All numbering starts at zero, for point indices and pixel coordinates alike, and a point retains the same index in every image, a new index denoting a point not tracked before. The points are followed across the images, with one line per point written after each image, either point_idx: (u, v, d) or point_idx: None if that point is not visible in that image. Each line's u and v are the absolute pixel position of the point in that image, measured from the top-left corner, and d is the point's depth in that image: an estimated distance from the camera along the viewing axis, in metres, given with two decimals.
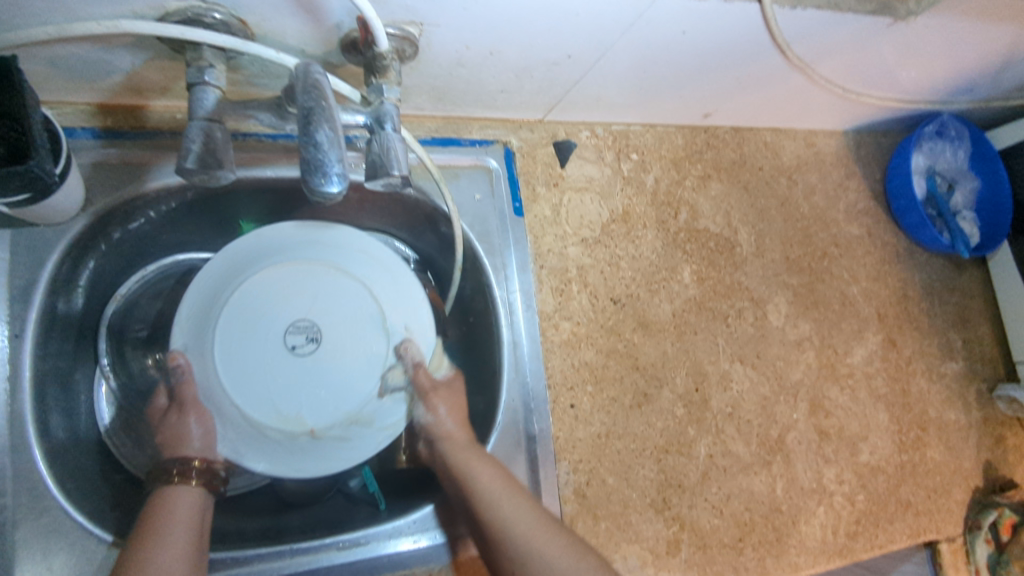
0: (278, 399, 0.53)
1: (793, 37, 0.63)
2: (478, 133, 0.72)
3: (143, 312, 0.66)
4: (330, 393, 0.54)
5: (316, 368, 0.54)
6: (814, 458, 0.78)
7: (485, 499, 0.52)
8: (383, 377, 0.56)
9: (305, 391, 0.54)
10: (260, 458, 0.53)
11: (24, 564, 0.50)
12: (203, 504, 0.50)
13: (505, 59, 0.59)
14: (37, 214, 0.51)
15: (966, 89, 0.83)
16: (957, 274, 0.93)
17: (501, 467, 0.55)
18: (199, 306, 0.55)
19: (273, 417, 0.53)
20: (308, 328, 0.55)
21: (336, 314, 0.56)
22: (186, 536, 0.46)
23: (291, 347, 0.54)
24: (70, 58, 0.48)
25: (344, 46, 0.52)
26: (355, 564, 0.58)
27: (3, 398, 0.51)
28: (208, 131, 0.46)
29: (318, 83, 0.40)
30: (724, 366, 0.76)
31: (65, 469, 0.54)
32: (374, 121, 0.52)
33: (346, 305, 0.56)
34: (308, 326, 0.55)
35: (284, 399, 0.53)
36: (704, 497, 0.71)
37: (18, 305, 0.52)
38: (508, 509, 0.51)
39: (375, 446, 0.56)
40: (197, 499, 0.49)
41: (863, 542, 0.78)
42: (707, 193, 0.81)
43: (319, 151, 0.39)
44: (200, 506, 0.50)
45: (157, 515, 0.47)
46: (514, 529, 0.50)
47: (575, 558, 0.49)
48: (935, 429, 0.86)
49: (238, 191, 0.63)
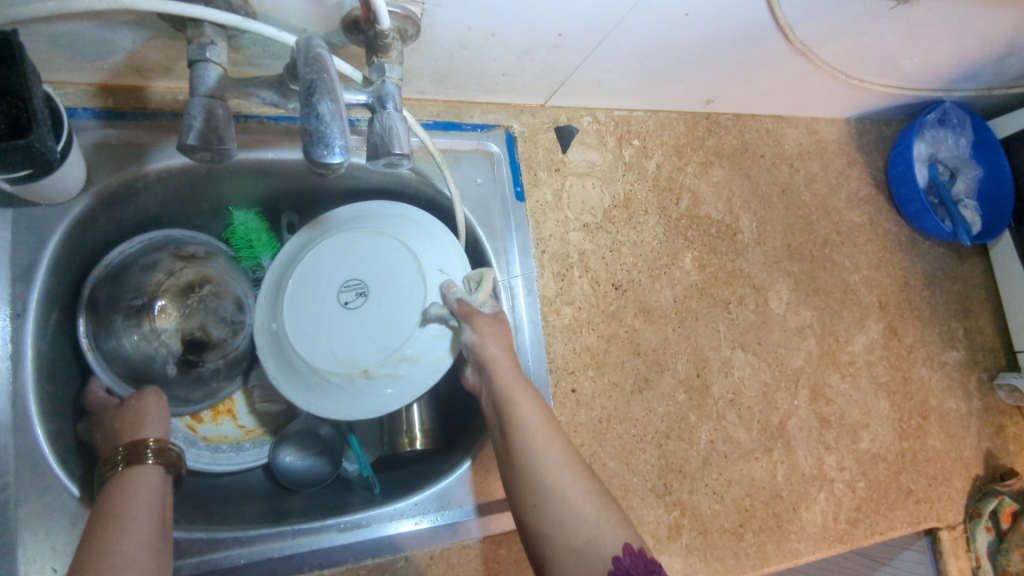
0: (336, 350, 0.55)
1: (796, 20, 0.63)
2: (479, 118, 0.72)
3: (138, 280, 0.61)
4: (386, 332, 0.55)
5: (365, 315, 0.55)
6: (815, 445, 0.78)
7: (518, 428, 0.50)
8: (427, 311, 0.56)
9: (359, 335, 0.55)
10: (333, 406, 0.56)
11: (26, 542, 0.50)
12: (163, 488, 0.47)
13: (507, 40, 0.58)
14: (39, 193, 0.51)
15: (969, 76, 0.83)
16: (959, 263, 0.93)
17: (543, 401, 0.52)
18: (268, 295, 0.59)
19: (334, 370, 0.54)
20: (357, 284, 0.56)
21: (373, 266, 0.57)
22: (150, 520, 0.43)
23: (343, 303, 0.56)
24: (72, 36, 0.48)
25: (346, 26, 0.51)
26: (355, 545, 0.58)
27: (5, 377, 0.51)
28: (210, 108, 0.46)
29: (321, 57, 0.40)
30: (725, 352, 0.76)
31: (67, 450, 0.54)
32: (375, 100, 0.52)
33: (385, 260, 0.57)
34: (357, 282, 0.56)
35: (343, 347, 0.55)
36: (705, 482, 0.71)
37: (20, 285, 0.52)
38: (538, 443, 0.50)
39: (428, 381, 0.57)
40: (160, 484, 0.47)
41: (864, 529, 0.78)
42: (709, 179, 0.81)
43: (322, 122, 0.39)
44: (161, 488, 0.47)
45: (119, 495, 0.44)
46: (540, 469, 0.49)
47: (598, 507, 0.48)
48: (936, 417, 0.86)
49: (239, 173, 0.63)
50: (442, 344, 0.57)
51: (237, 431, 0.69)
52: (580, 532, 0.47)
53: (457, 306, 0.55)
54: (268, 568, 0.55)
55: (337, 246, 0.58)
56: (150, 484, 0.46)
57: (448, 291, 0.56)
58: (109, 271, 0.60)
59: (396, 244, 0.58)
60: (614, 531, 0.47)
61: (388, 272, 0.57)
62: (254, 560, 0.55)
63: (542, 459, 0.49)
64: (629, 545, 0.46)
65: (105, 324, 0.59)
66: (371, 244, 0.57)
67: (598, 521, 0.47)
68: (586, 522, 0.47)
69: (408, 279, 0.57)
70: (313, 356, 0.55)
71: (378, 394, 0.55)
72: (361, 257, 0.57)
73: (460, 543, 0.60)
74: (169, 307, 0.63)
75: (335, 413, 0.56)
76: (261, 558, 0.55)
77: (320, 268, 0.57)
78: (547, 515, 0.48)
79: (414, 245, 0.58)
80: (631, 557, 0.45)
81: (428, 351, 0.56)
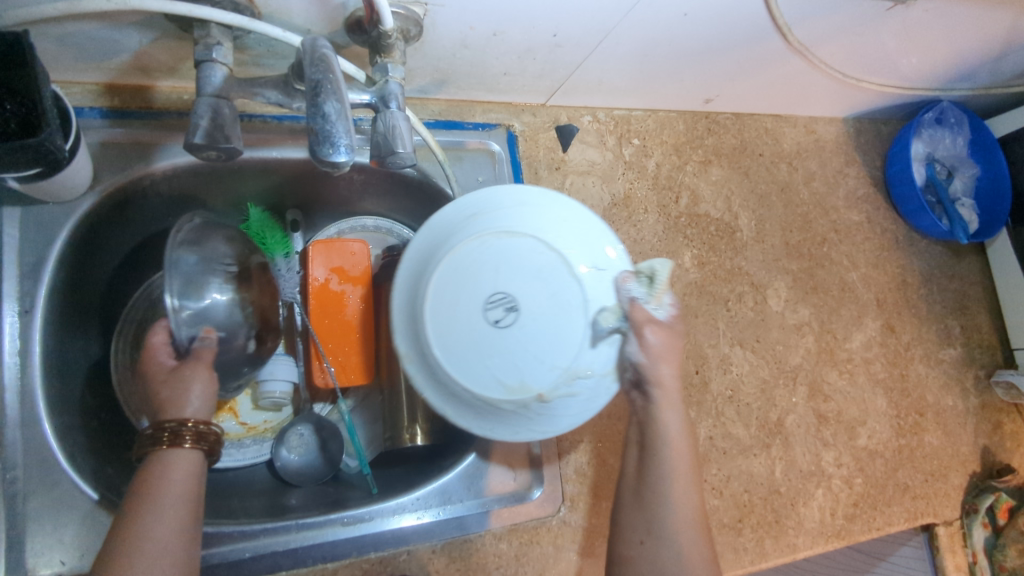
0: (482, 373, 0.48)
1: (794, 19, 0.63)
2: (481, 117, 0.73)
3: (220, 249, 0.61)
4: (546, 349, 0.48)
5: (518, 332, 0.48)
6: (813, 441, 0.79)
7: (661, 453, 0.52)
8: (594, 322, 0.49)
9: (530, 352, 0.48)
10: (508, 433, 0.51)
11: (35, 534, 0.51)
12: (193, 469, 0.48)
13: (508, 40, 0.59)
14: (47, 191, 0.52)
15: (966, 76, 0.84)
16: (956, 261, 0.93)
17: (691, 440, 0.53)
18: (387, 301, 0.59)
19: (506, 394, 0.48)
20: (501, 296, 0.49)
21: (507, 270, 0.49)
22: (183, 506, 0.45)
23: (493, 322, 0.48)
24: (80, 37, 0.49)
25: (350, 26, 0.52)
26: (359, 538, 0.59)
27: (13, 372, 0.52)
28: (216, 107, 0.47)
29: (326, 57, 0.41)
30: (724, 349, 0.77)
31: (75, 444, 0.55)
32: (378, 100, 0.52)
33: (524, 263, 0.49)
34: (502, 295, 0.49)
35: (509, 369, 0.48)
36: (704, 478, 0.72)
37: (28, 282, 0.53)
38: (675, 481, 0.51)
39: (607, 391, 0.51)
40: (196, 466, 0.48)
41: (861, 524, 0.78)
42: (708, 178, 0.82)
43: (328, 122, 0.40)
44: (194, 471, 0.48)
45: (155, 476, 0.46)
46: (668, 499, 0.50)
47: (708, 561, 0.49)
48: (933, 414, 0.86)
49: (243, 172, 0.63)
50: (607, 350, 0.50)
51: (238, 429, 0.69)
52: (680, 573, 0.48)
53: (629, 309, 0.50)
54: (273, 562, 0.56)
55: (468, 244, 0.49)
56: (187, 467, 0.48)
57: (627, 283, 0.51)
58: (189, 236, 0.58)
59: (533, 242, 0.49)
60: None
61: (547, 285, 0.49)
62: (259, 553, 0.56)
63: (676, 494, 0.50)
64: None
65: (194, 286, 0.57)
66: (496, 241, 0.49)
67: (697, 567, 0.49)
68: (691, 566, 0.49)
69: (561, 284, 0.49)
70: (488, 388, 0.48)
71: (559, 415, 0.51)
72: (490, 258, 0.49)
73: (460, 536, 0.61)
74: (249, 281, 0.63)
75: (507, 437, 0.52)
76: (265, 551, 0.56)
77: (455, 271, 0.49)
78: (653, 543, 0.49)
79: (561, 235, 0.50)
80: None
81: (592, 362, 0.50)
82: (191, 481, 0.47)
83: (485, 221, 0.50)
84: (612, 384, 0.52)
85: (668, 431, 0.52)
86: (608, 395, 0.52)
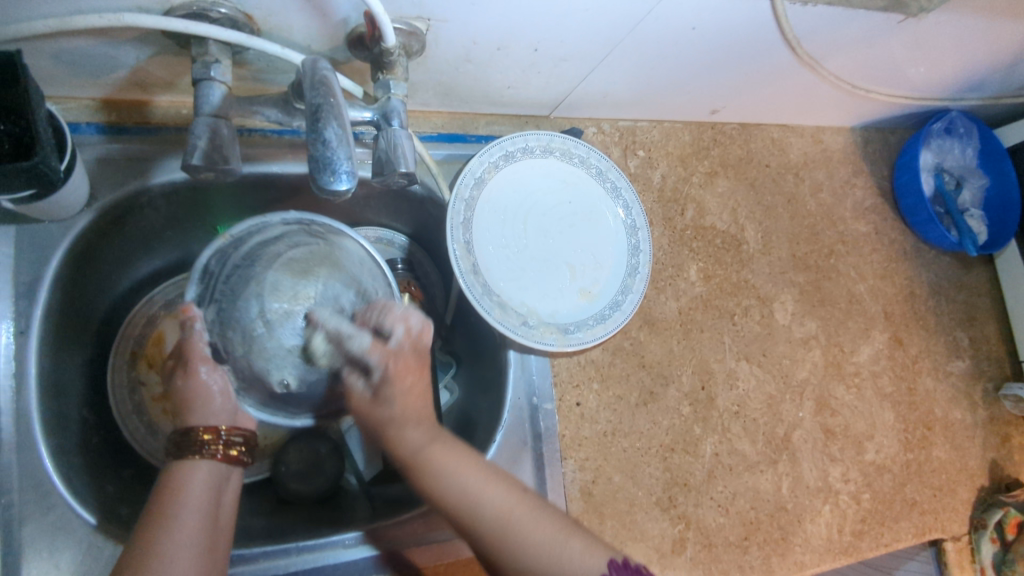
0: (556, 296, 0.68)
1: (803, 34, 0.62)
2: (484, 129, 0.72)
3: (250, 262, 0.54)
4: (565, 290, 0.68)
5: (546, 269, 0.68)
6: (820, 456, 0.78)
7: (456, 491, 0.48)
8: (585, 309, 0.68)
9: (551, 287, 0.68)
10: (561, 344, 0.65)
11: (30, 560, 0.50)
12: (219, 482, 0.47)
13: (513, 54, 0.58)
14: (43, 211, 0.51)
15: (975, 86, 0.83)
16: (964, 272, 0.92)
17: (476, 456, 0.51)
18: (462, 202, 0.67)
19: (542, 308, 0.66)
20: (546, 241, 0.69)
21: (564, 234, 0.70)
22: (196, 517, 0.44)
23: (537, 246, 0.69)
24: (75, 53, 0.48)
25: (350, 42, 0.51)
26: (360, 562, 0.58)
27: (8, 395, 0.51)
28: (214, 127, 0.46)
29: (326, 79, 0.40)
30: (730, 364, 0.76)
31: (71, 466, 0.54)
32: (380, 117, 0.52)
33: (573, 234, 0.70)
34: (547, 242, 0.69)
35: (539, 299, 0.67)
36: (710, 495, 0.71)
37: (23, 302, 0.52)
38: (486, 488, 0.48)
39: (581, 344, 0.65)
40: (211, 474, 0.47)
41: (869, 541, 0.77)
42: (714, 190, 0.81)
43: (328, 148, 0.39)
44: (218, 479, 0.47)
45: (169, 492, 0.45)
46: (488, 515, 0.47)
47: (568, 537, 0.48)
48: (941, 427, 0.85)
49: (242, 187, 0.62)
50: (589, 315, 0.67)
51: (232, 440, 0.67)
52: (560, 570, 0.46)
53: None
54: None
55: (591, 216, 0.71)
56: (200, 477, 0.46)
57: None
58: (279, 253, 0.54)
59: (591, 228, 0.71)
60: (592, 556, 0.48)
61: (594, 208, 0.71)
62: None
63: (499, 505, 0.48)
64: (611, 560, 0.48)
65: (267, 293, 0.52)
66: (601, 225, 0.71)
67: (569, 550, 0.47)
68: (558, 556, 0.46)
69: (589, 254, 0.70)
70: (558, 313, 0.67)
71: (548, 336, 0.64)
72: (570, 228, 0.70)
73: (464, 558, 0.60)
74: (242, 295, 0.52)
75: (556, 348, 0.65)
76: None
77: (554, 213, 0.70)
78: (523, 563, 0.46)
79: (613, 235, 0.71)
80: (615, 571, 0.48)
81: (580, 315, 0.67)
82: (209, 492, 0.46)
83: (595, 207, 0.71)
84: (587, 343, 0.66)
85: (447, 467, 0.49)
86: (585, 346, 0.65)
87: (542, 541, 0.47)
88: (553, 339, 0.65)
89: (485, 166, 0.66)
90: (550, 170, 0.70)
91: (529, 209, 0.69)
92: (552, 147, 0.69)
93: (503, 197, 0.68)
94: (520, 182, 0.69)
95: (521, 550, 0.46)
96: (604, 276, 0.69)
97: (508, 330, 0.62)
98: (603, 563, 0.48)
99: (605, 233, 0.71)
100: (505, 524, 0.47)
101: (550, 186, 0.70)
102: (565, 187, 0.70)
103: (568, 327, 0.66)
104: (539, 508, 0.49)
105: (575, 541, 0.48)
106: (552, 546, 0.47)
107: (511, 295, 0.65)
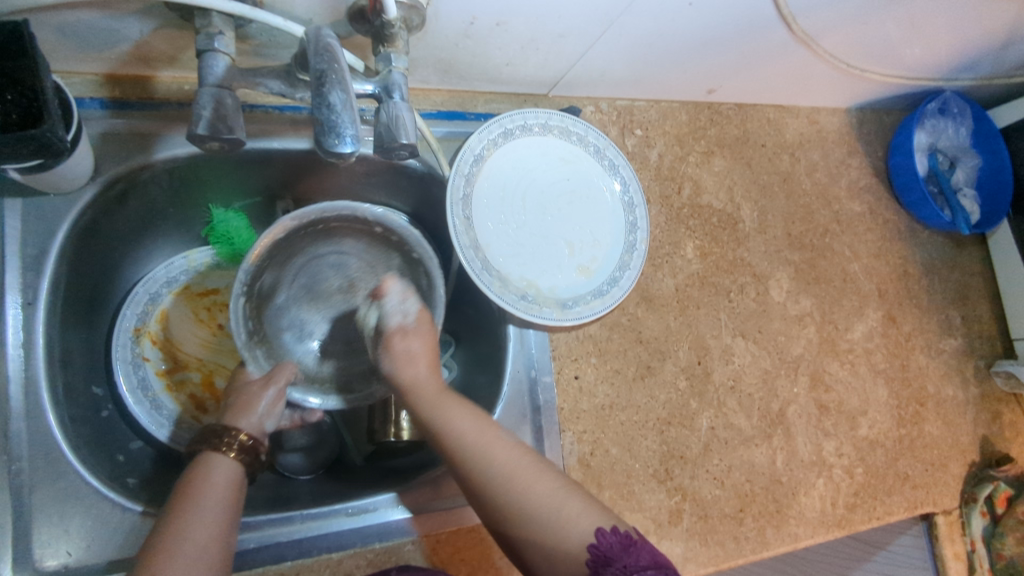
0: (550, 274, 0.68)
1: (799, 10, 0.63)
2: (483, 107, 0.73)
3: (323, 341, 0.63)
4: (561, 267, 0.69)
5: (540, 246, 0.69)
6: (814, 431, 0.79)
7: (464, 446, 0.49)
8: (581, 285, 0.68)
9: (544, 265, 0.68)
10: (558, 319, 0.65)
11: (40, 526, 0.51)
12: (241, 479, 0.49)
13: (511, 30, 0.59)
14: (49, 182, 0.52)
15: (968, 66, 0.84)
16: (957, 252, 0.93)
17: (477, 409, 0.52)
18: None
19: (537, 285, 0.67)
20: (543, 219, 0.70)
21: (561, 213, 0.71)
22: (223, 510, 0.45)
23: (534, 224, 0.70)
24: (79, 26, 0.48)
25: (352, 15, 0.51)
26: (364, 529, 0.59)
27: (17, 365, 0.52)
28: (219, 98, 0.46)
29: (330, 47, 0.42)
30: (726, 340, 0.77)
31: (78, 436, 0.55)
32: (382, 90, 0.52)
33: (570, 213, 0.71)
34: (543, 220, 0.70)
35: (533, 275, 0.67)
36: (706, 468, 0.72)
37: (31, 273, 0.53)
38: (492, 450, 0.49)
39: (577, 318, 0.66)
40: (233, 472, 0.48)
41: (862, 513, 0.79)
42: (710, 169, 0.81)
43: (333, 113, 0.41)
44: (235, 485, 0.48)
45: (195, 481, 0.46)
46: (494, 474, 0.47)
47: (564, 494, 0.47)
48: (933, 404, 0.87)
49: (244, 163, 0.63)
50: (586, 291, 0.68)
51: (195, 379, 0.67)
52: (552, 527, 0.45)
53: None
54: (277, 552, 0.56)
55: (589, 193, 0.72)
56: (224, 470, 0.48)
57: None
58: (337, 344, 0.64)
59: (590, 206, 0.72)
60: (590, 518, 0.46)
61: (592, 185, 0.72)
62: (263, 544, 0.56)
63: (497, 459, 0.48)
64: (604, 528, 0.45)
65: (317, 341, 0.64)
66: (598, 204, 0.72)
67: (570, 511, 0.46)
68: (551, 512, 0.46)
69: (586, 232, 0.71)
70: (554, 290, 0.68)
71: (545, 310, 0.65)
72: (568, 206, 0.71)
73: (465, 527, 0.61)
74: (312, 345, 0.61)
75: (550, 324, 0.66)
76: (271, 542, 0.56)
77: (550, 192, 0.71)
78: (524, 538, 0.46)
79: (611, 214, 0.72)
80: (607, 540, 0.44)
81: (575, 290, 0.68)
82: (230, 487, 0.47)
83: (594, 186, 0.72)
84: (582, 318, 0.67)
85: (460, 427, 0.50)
86: (580, 320, 0.66)
87: (541, 496, 0.47)
88: (550, 313, 0.65)
89: (485, 143, 0.67)
90: (548, 148, 0.71)
91: (526, 187, 0.70)
92: (550, 125, 0.70)
93: (502, 175, 0.68)
94: (521, 160, 0.69)
95: (520, 520, 0.46)
96: (602, 252, 0.70)
97: (508, 304, 0.63)
98: (593, 531, 0.45)
99: (603, 211, 0.72)
100: (508, 483, 0.47)
101: (548, 165, 0.71)
102: (562, 166, 0.71)
103: (563, 302, 0.67)
104: (538, 470, 0.48)
105: (575, 500, 0.47)
106: (550, 503, 0.46)
107: (507, 270, 0.66)
